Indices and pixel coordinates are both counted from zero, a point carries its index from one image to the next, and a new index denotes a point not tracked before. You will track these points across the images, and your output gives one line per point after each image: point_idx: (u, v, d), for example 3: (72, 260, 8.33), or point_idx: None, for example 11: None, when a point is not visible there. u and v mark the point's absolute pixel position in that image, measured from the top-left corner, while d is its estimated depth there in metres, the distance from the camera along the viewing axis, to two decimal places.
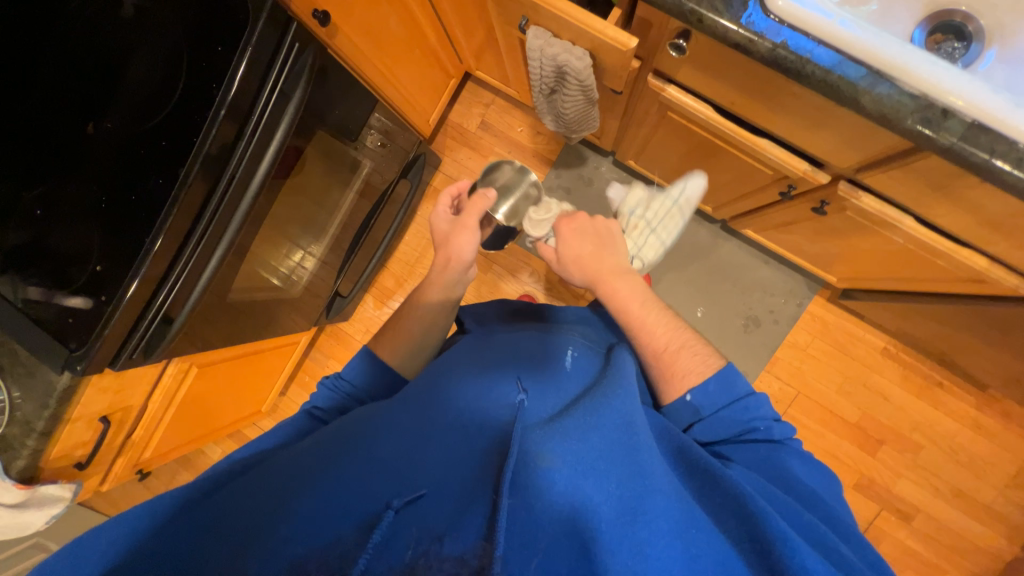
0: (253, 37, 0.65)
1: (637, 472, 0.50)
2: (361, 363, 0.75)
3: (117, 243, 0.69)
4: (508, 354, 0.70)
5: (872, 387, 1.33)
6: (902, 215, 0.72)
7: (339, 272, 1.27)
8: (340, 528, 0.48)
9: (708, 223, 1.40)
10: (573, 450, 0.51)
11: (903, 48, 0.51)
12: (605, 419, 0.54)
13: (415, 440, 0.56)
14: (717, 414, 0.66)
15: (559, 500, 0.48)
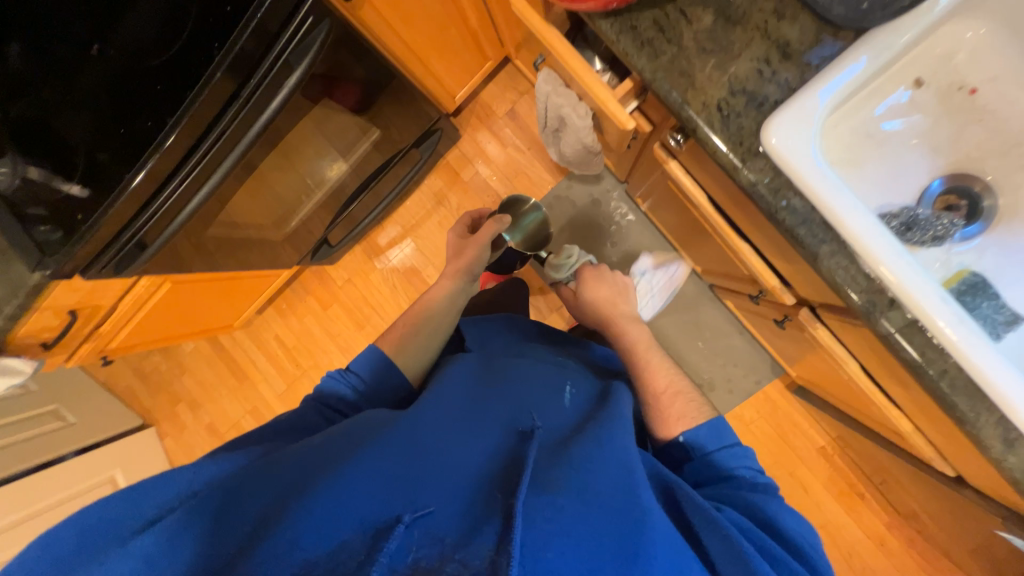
0: (263, 7, 0.64)
1: (642, 508, 0.49)
2: (361, 363, 0.70)
3: (101, 170, 0.72)
4: (511, 380, 0.68)
5: (798, 478, 1.36)
6: (849, 358, 0.72)
7: (333, 222, 1.27)
8: (342, 533, 0.44)
9: (698, 278, 1.39)
10: (580, 481, 0.49)
11: (879, 228, 0.49)
12: (605, 456, 0.53)
13: (423, 450, 0.52)
14: (707, 456, 0.69)
15: (577, 534, 0.44)
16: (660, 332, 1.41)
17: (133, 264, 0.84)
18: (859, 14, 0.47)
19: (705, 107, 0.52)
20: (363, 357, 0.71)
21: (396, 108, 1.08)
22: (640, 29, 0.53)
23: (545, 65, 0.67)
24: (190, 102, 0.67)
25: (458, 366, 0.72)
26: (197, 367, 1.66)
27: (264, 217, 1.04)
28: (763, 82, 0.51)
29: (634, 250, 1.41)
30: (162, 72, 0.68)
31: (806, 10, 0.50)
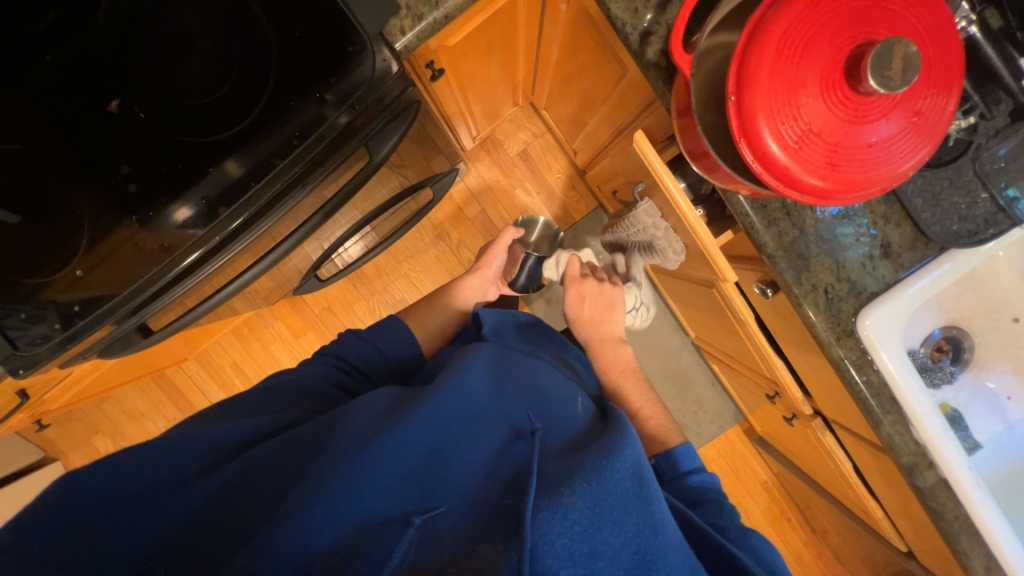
0: (363, 100, 0.57)
1: (647, 527, 0.42)
2: (393, 331, 0.73)
3: (119, 252, 0.59)
4: (528, 373, 0.61)
5: (742, 506, 1.59)
6: (845, 460, 0.87)
7: (317, 266, 1.01)
8: (345, 531, 0.41)
9: (682, 333, 1.52)
10: (591, 490, 0.42)
11: (931, 408, 0.59)
12: (619, 464, 0.45)
13: (433, 447, 0.47)
14: (681, 478, 0.62)
15: (579, 541, 0.40)
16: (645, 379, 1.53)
17: (128, 348, 0.69)
18: (950, 234, 0.56)
19: (814, 288, 0.57)
20: (395, 334, 0.73)
21: (424, 153, 0.97)
22: (770, 208, 0.57)
23: (648, 196, 0.70)
24: (259, 191, 0.57)
25: (475, 345, 0.64)
26: (132, 397, 1.42)
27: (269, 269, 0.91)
28: (864, 274, 0.57)
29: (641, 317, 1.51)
30: (219, 149, 0.58)
31: (908, 219, 0.57)
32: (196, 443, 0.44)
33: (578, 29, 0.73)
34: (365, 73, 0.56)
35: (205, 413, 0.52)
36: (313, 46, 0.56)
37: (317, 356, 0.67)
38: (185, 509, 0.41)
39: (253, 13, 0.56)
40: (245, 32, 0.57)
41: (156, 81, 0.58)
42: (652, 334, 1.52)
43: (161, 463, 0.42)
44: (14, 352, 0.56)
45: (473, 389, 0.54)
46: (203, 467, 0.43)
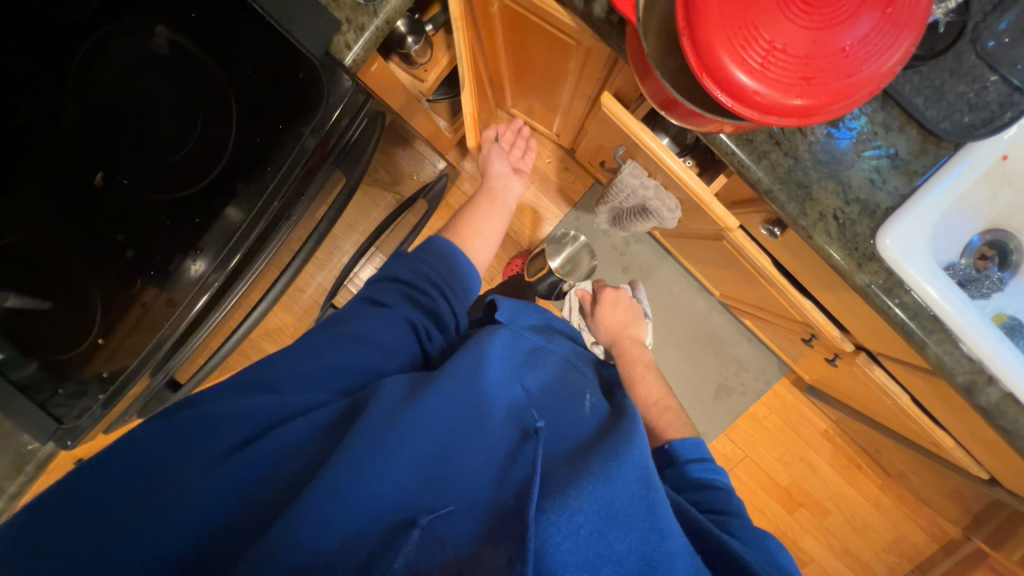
0: (326, 123, 0.57)
1: (656, 533, 0.41)
2: (432, 252, 0.67)
3: (147, 315, 0.61)
4: (536, 367, 0.60)
5: (805, 460, 1.52)
6: (901, 392, 0.81)
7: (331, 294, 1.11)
8: (345, 535, 0.39)
9: (707, 295, 1.47)
10: (598, 492, 0.40)
11: (978, 317, 0.54)
12: (625, 467, 0.43)
13: (447, 443, 0.45)
14: (688, 465, 0.64)
15: (583, 550, 0.38)
16: (678, 349, 1.49)
17: (160, 406, 0.72)
18: (963, 127, 0.51)
19: (822, 216, 0.54)
20: (432, 245, 0.68)
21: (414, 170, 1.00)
22: (757, 141, 0.53)
23: (630, 158, 0.67)
24: (246, 232, 0.59)
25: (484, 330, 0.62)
26: None
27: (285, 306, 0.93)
28: (875, 190, 0.53)
29: (656, 284, 1.46)
30: (200, 203, 0.60)
31: (912, 121, 0.52)
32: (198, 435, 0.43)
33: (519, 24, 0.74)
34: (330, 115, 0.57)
35: (240, 372, 0.50)
36: (264, 82, 0.57)
37: (367, 294, 0.64)
38: (195, 513, 0.39)
39: (205, 61, 0.58)
40: (199, 81, 0.58)
41: (124, 149, 0.58)
42: (674, 299, 1.47)
43: (188, 451, 0.42)
44: (58, 425, 0.58)
45: (483, 377, 0.52)
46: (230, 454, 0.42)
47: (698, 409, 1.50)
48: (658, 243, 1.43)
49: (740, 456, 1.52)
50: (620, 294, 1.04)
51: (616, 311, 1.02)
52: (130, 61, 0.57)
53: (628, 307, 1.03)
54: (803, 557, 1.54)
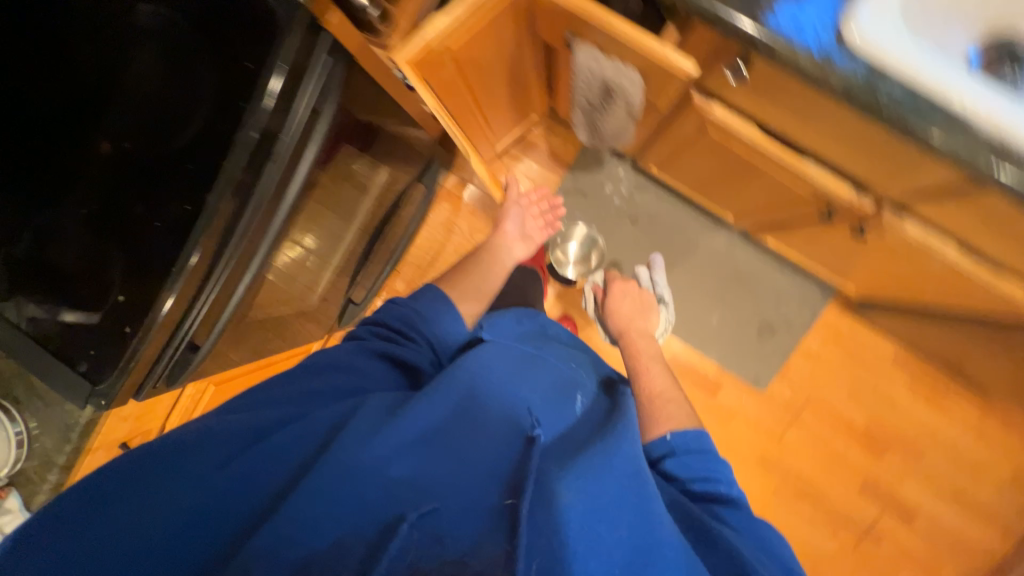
0: (286, 53, 0.62)
1: (642, 525, 0.50)
2: (428, 301, 0.76)
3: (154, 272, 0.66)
4: (529, 374, 0.67)
5: (880, 393, 1.36)
6: (947, 243, 0.72)
7: (351, 280, 1.19)
8: (346, 531, 0.44)
9: (722, 228, 1.40)
10: (587, 490, 0.51)
11: (973, 85, 0.53)
12: (616, 473, 0.53)
13: (444, 446, 0.52)
14: (690, 454, 0.68)
15: (575, 537, 0.47)
16: (705, 292, 1.42)
17: (186, 372, 0.75)
18: None
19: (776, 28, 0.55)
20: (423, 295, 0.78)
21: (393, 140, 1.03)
22: None
23: (580, 38, 0.68)
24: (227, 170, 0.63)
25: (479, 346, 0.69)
26: None
27: (292, 288, 0.94)
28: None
29: (661, 227, 1.41)
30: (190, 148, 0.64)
31: None
32: (200, 444, 0.48)
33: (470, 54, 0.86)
34: (292, 48, 0.63)
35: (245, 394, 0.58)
36: (232, 25, 0.64)
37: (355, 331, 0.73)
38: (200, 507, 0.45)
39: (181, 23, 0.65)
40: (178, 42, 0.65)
41: (126, 113, 0.67)
42: (688, 239, 1.41)
43: (214, 449, 0.48)
44: (93, 387, 0.65)
45: (481, 389, 0.60)
46: (255, 452, 0.49)
47: (740, 350, 1.41)
48: (654, 180, 1.39)
49: (801, 400, 1.39)
50: (628, 288, 1.19)
51: (623, 305, 1.16)
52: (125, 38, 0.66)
53: (633, 301, 1.17)
54: (907, 509, 1.35)
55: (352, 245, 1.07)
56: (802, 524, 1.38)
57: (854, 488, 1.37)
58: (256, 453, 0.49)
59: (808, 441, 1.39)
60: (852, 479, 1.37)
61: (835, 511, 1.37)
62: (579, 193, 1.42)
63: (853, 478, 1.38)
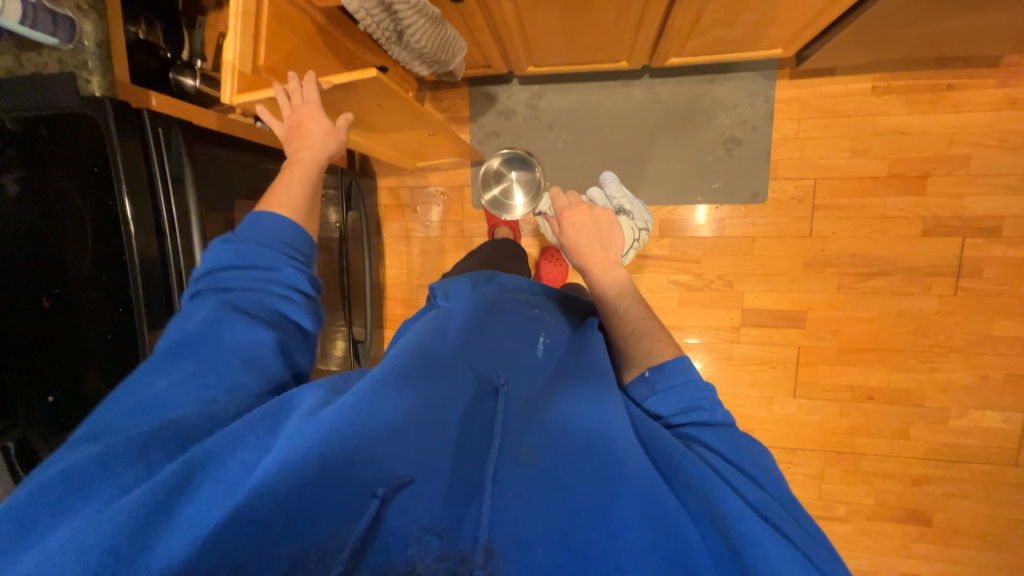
0: (117, 146, 0.68)
1: (613, 464, 0.47)
2: (269, 225, 0.64)
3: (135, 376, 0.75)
4: (491, 335, 0.64)
5: (885, 130, 1.25)
6: None
7: (348, 319, 1.29)
8: (305, 519, 0.39)
9: (635, 81, 1.34)
10: (552, 445, 0.49)
11: None
12: (590, 424, 0.52)
13: (413, 412, 0.48)
14: (671, 387, 0.62)
15: (540, 493, 0.45)
16: (655, 147, 1.35)
17: None
18: None
19: None
20: (268, 224, 0.64)
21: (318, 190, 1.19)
22: None
23: None
24: (131, 265, 0.71)
25: (435, 318, 0.65)
26: None
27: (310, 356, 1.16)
28: None
29: (576, 116, 1.37)
30: (102, 262, 0.72)
31: None
32: (128, 451, 0.42)
33: (291, 57, 0.85)
34: (117, 142, 0.68)
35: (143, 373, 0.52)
36: (70, 148, 0.70)
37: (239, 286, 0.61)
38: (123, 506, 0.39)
39: (32, 174, 0.71)
40: (41, 190, 0.71)
41: (42, 270, 0.73)
42: (608, 111, 1.36)
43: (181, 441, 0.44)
44: None
45: (444, 353, 0.57)
46: (253, 426, 0.45)
47: (718, 177, 1.33)
48: (544, 79, 1.37)
49: (810, 185, 1.29)
50: (586, 212, 0.81)
51: (581, 234, 0.80)
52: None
53: (591, 227, 0.80)
54: (986, 223, 1.23)
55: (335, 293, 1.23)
56: (889, 300, 1.29)
57: (920, 235, 1.26)
58: (254, 423, 0.45)
59: (843, 218, 1.28)
60: (911, 228, 1.26)
61: (913, 269, 1.27)
62: (492, 134, 1.42)
63: (913, 226, 1.26)
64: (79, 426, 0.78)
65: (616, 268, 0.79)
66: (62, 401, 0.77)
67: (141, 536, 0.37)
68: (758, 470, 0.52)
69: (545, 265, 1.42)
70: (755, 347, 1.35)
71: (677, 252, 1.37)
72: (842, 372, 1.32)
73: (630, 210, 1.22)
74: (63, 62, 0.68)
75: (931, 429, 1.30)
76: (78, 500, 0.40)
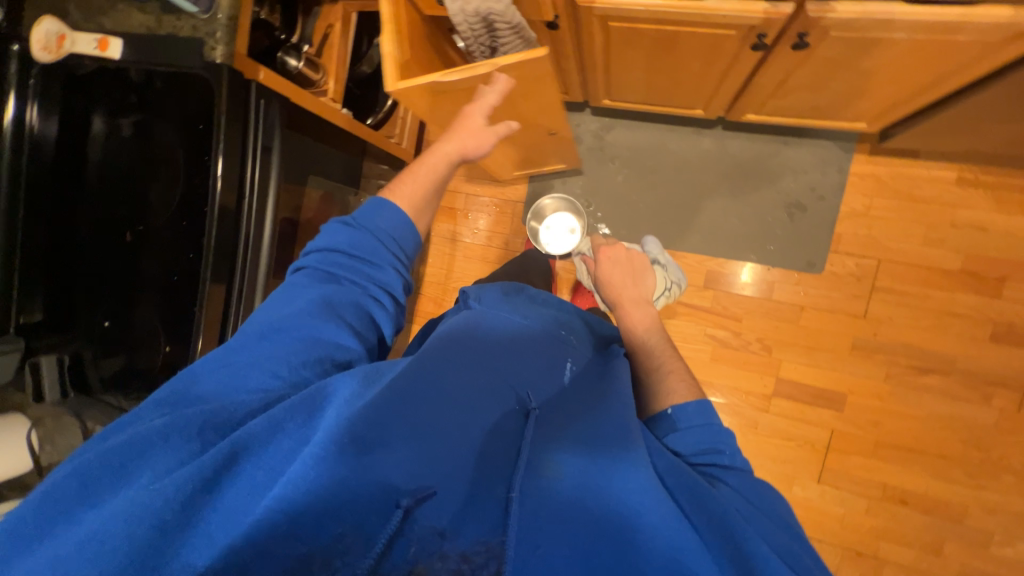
0: (224, 105, 0.75)
1: (635, 498, 0.46)
2: (386, 219, 0.65)
3: (188, 319, 0.78)
4: (521, 348, 0.64)
5: (964, 224, 1.19)
6: (891, 5, 0.66)
7: None
8: (331, 513, 0.40)
9: (707, 130, 1.34)
10: (574, 472, 0.49)
11: None
12: (614, 455, 0.51)
13: (442, 423, 0.48)
14: (692, 426, 0.63)
15: (561, 520, 0.45)
16: (714, 196, 1.34)
17: None
18: None
19: None
20: (387, 218, 0.65)
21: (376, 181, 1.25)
22: None
23: None
24: (210, 215, 0.75)
25: (467, 320, 0.66)
26: None
27: None
28: None
29: (640, 153, 1.39)
30: (184, 209, 0.78)
31: None
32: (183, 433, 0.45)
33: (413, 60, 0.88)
34: (225, 102, 0.75)
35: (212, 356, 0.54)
36: (182, 104, 0.78)
37: (346, 277, 0.62)
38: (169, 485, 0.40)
39: (147, 122, 0.79)
40: (150, 137, 0.80)
41: (134, 207, 0.81)
42: (674, 154, 1.36)
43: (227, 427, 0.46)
44: None
45: (477, 361, 0.57)
46: (290, 411, 0.46)
47: (775, 238, 1.30)
48: (616, 113, 1.39)
49: (873, 265, 1.24)
50: (621, 253, 0.96)
51: (616, 273, 0.94)
52: (115, 152, 0.82)
53: (627, 268, 0.95)
54: None
55: None
56: (941, 401, 1.20)
57: (986, 339, 1.18)
58: (292, 409, 0.46)
59: (903, 306, 1.22)
60: (977, 330, 1.18)
61: (974, 373, 1.19)
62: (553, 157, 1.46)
63: (979, 328, 1.18)
64: (124, 354, 0.83)
65: (645, 307, 0.88)
66: (118, 328, 0.83)
67: (185, 517, 0.39)
68: (778, 519, 0.51)
69: (582, 293, 1.42)
70: (784, 420, 1.28)
71: (718, 305, 1.33)
72: (876, 467, 1.23)
73: (661, 262, 1.21)
74: (196, 28, 0.76)
75: (968, 551, 1.18)
76: (135, 465, 0.43)
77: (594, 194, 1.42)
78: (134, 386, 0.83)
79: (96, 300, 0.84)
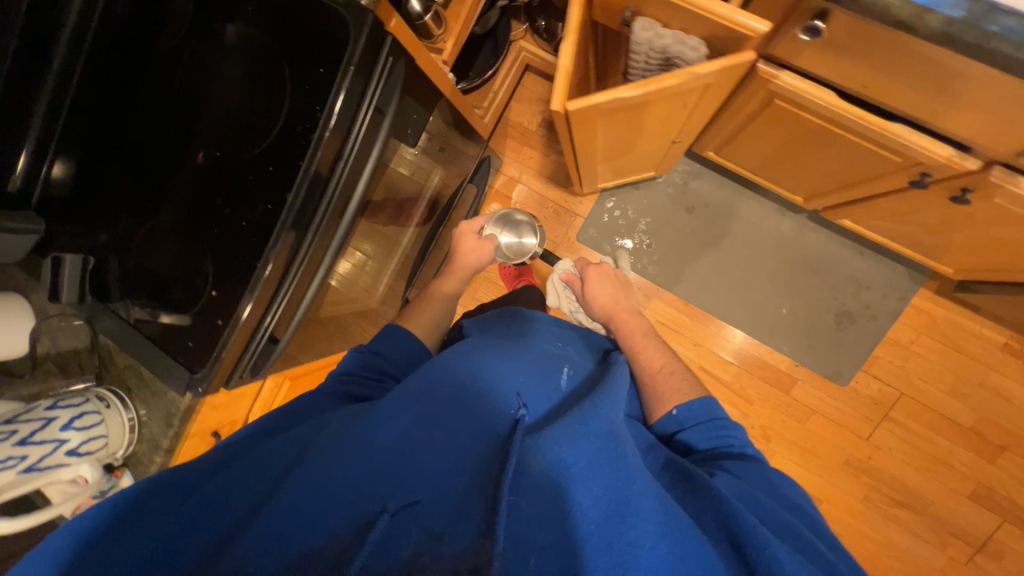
0: (356, 54, 0.65)
1: (622, 483, 0.48)
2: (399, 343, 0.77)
3: (240, 270, 0.69)
4: (500, 354, 0.67)
5: (991, 388, 1.23)
6: None
7: (409, 281, 1.23)
8: (317, 526, 0.45)
9: (791, 214, 1.31)
10: (562, 458, 0.50)
11: None
12: (594, 439, 0.53)
13: (408, 434, 0.53)
14: (695, 424, 0.68)
15: (551, 511, 0.47)
16: (773, 279, 1.32)
17: (268, 363, 0.77)
18: None
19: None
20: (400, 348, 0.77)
21: (439, 144, 1.00)
22: None
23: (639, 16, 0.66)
24: (302, 171, 0.66)
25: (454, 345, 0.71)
26: None
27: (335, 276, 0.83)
28: None
29: (717, 213, 1.35)
30: (271, 152, 0.68)
31: None
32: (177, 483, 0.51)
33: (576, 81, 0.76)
34: (359, 52, 0.65)
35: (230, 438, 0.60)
36: (304, 32, 0.67)
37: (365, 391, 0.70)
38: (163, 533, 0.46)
39: (256, 34, 0.68)
40: (254, 52, 0.68)
41: (211, 121, 0.69)
42: (750, 225, 1.33)
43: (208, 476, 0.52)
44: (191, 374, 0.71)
45: (451, 375, 0.61)
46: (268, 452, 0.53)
47: (817, 341, 1.30)
48: (711, 165, 1.34)
49: (894, 395, 1.27)
50: (603, 269, 1.10)
51: (604, 286, 1.07)
52: (199, 47, 0.69)
53: (612, 281, 1.08)
54: None
55: (409, 249, 1.10)
56: (904, 535, 1.27)
57: (964, 495, 1.24)
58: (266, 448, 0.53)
59: (905, 441, 1.26)
60: (961, 485, 1.24)
61: (942, 520, 1.26)
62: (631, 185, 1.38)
63: (963, 484, 1.25)
64: (138, 258, 0.73)
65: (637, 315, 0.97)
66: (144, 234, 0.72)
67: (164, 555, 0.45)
68: (783, 500, 0.55)
69: None
70: None
71: (737, 383, 1.34)
72: None
73: None
74: None
75: None
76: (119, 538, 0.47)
77: (657, 236, 1.38)
78: (140, 293, 0.73)
79: (129, 197, 0.72)
